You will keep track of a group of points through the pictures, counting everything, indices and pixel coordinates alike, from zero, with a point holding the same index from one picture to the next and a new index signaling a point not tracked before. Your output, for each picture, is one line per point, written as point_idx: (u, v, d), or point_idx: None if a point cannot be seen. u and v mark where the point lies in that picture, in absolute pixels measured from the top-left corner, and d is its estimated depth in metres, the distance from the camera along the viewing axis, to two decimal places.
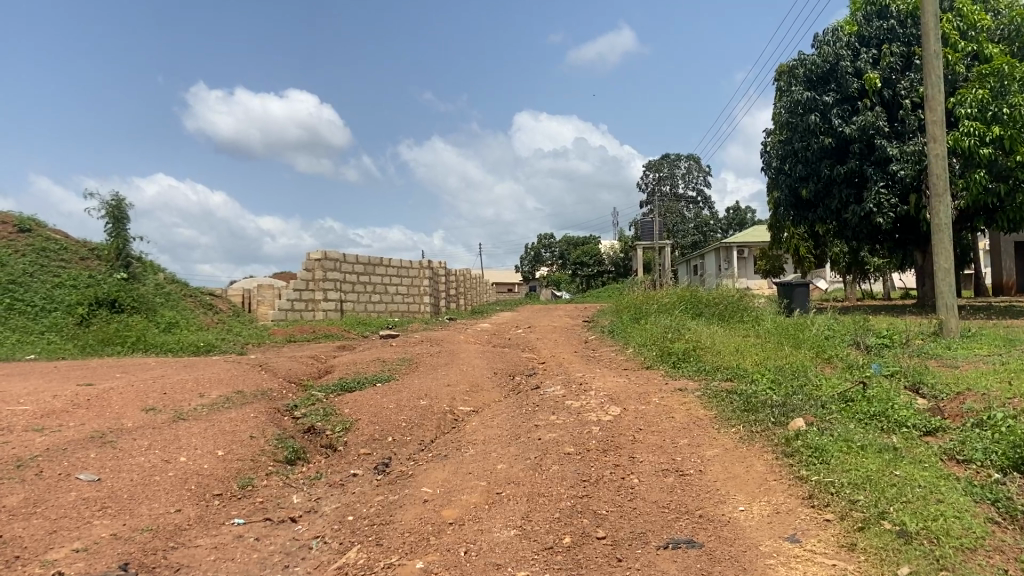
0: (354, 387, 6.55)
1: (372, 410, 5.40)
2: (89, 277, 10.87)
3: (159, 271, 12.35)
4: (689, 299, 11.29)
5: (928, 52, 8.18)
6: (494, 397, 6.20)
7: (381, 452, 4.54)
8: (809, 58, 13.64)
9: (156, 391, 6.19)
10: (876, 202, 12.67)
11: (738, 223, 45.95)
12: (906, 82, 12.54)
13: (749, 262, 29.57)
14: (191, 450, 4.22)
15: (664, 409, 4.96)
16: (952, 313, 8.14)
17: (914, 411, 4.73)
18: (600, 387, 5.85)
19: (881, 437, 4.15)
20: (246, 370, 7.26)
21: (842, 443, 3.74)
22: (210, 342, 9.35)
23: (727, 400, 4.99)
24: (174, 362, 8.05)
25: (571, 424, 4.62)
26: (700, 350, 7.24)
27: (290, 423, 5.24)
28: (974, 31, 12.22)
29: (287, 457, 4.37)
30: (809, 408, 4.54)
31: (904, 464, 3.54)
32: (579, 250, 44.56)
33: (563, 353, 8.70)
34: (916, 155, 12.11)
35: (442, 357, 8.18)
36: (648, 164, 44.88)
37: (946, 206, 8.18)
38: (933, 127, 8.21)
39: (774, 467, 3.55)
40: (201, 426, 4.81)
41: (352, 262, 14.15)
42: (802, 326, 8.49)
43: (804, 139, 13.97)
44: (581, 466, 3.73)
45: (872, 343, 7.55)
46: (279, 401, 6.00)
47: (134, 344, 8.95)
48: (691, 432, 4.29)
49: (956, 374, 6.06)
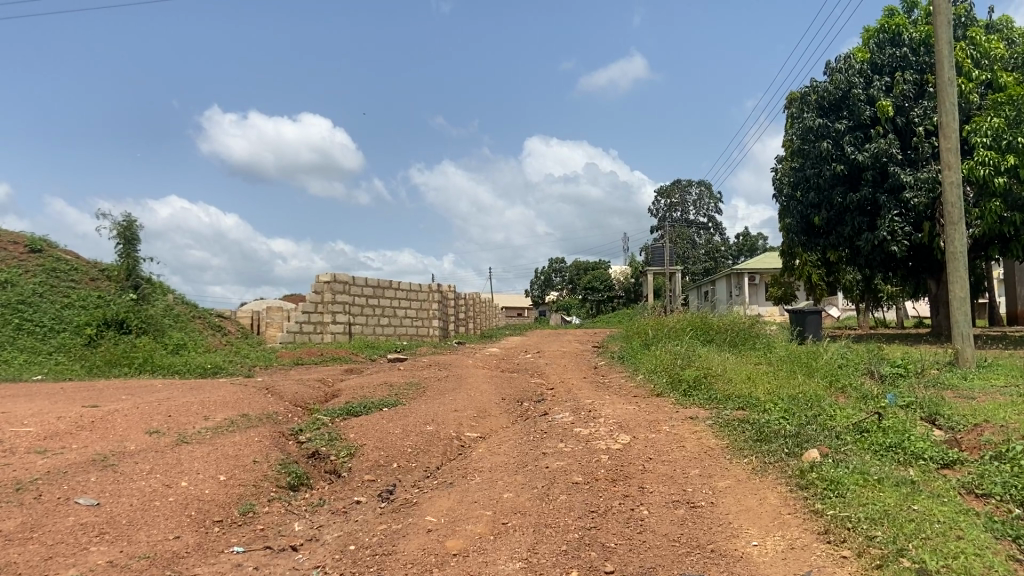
0: (360, 412, 6.47)
1: (377, 435, 5.33)
2: (98, 298, 10.88)
3: (169, 292, 12.36)
4: (700, 325, 11.19)
5: (942, 80, 8.14)
6: (502, 423, 6.12)
7: (386, 479, 4.46)
8: (821, 85, 13.64)
9: (161, 413, 6.14)
10: (889, 230, 12.59)
11: (749, 250, 45.82)
12: (920, 110, 12.51)
13: (760, 288, 29.39)
14: (193, 475, 4.15)
15: (674, 438, 4.87)
16: (967, 343, 8.02)
17: (930, 443, 4.62)
18: (609, 414, 5.75)
19: (898, 470, 4.04)
20: (252, 393, 7.20)
21: (858, 476, 3.63)
22: (217, 365, 9.31)
23: (738, 430, 4.90)
24: (180, 384, 8.01)
25: (580, 452, 4.53)
26: (711, 378, 7.14)
27: (294, 448, 5.17)
28: (988, 59, 12.21)
29: (290, 483, 4.30)
30: (823, 438, 4.43)
31: (922, 498, 3.44)
32: (588, 275, 44.48)
33: (572, 378, 8.61)
34: (930, 182, 12.04)
35: (450, 382, 8.10)
36: (659, 190, 44.93)
37: (962, 234, 8.09)
38: (948, 155, 8.15)
39: (788, 500, 3.45)
40: (203, 450, 4.75)
41: (361, 284, 14.13)
42: (814, 354, 8.38)
43: (816, 166, 13.94)
44: (589, 496, 3.65)
45: (887, 373, 7.43)
46: (284, 425, 5.95)
47: (141, 366, 8.93)
48: (702, 462, 4.20)
49: (973, 405, 5.93)
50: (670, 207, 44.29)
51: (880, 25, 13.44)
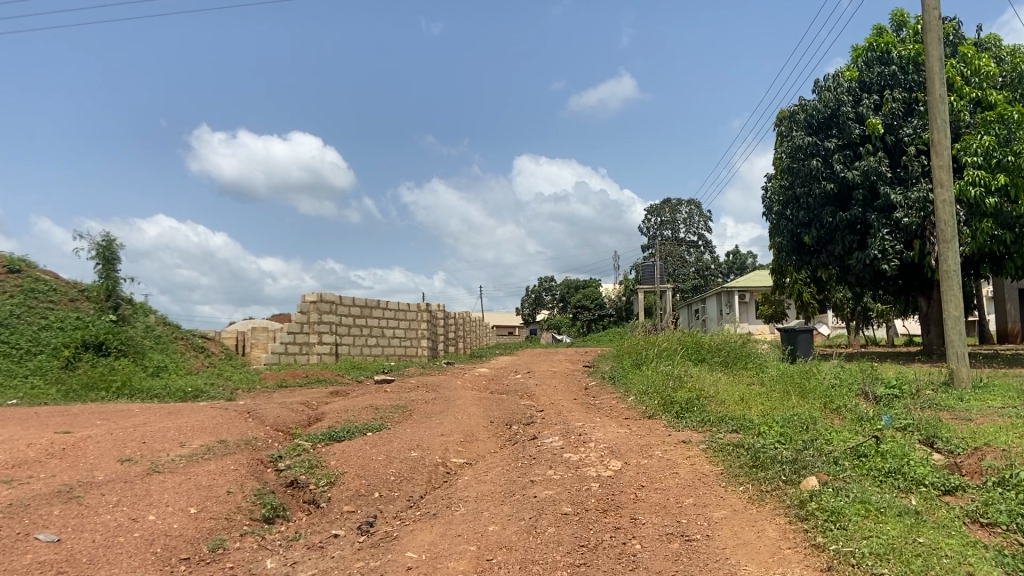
0: (343, 437, 6.27)
1: (359, 462, 5.13)
2: (77, 319, 10.64)
3: (150, 313, 12.12)
4: (691, 345, 11.05)
5: (933, 96, 8.08)
6: (489, 448, 5.92)
7: (366, 510, 4.26)
8: (810, 103, 13.62)
9: (136, 440, 5.92)
10: (881, 248, 12.52)
11: (739, 268, 45.87)
12: (909, 129, 12.47)
13: (751, 307, 29.32)
14: (162, 508, 3.95)
15: (667, 464, 4.70)
16: (963, 363, 7.89)
17: (931, 469, 4.46)
18: (601, 439, 5.57)
19: (899, 498, 3.88)
20: (232, 418, 6.98)
21: (859, 506, 3.46)
22: (199, 388, 9.09)
23: (733, 455, 4.73)
24: (158, 408, 7.77)
25: (570, 480, 4.34)
26: (704, 399, 6.97)
27: (272, 476, 4.96)
28: (978, 77, 12.22)
29: (265, 515, 4.10)
30: (821, 464, 4.27)
31: (928, 529, 3.27)
32: (578, 294, 44.34)
33: (563, 400, 8.42)
34: (920, 202, 11.97)
35: (437, 404, 7.88)
36: (649, 208, 45.00)
37: (955, 251, 7.98)
38: (940, 172, 8.07)
39: (788, 533, 3.27)
40: (176, 479, 4.55)
41: (348, 304, 13.93)
42: (808, 373, 8.23)
43: (805, 184, 13.89)
44: (579, 529, 3.46)
45: (881, 394, 7.28)
46: (264, 452, 5.73)
47: (119, 390, 8.69)
48: (696, 491, 4.02)
49: (972, 428, 5.78)
50: (660, 225, 44.34)
51: (868, 44, 13.44)
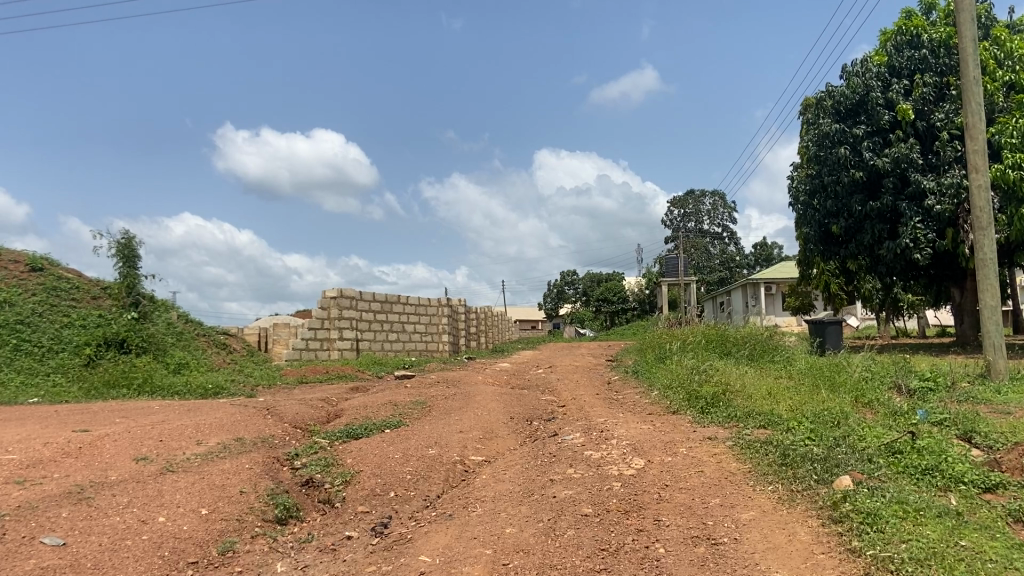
0: (361, 434, 6.17)
1: (375, 460, 5.03)
2: (98, 317, 10.66)
3: (171, 309, 12.13)
4: (716, 338, 10.83)
5: (967, 79, 7.79)
6: (509, 445, 5.79)
7: (381, 511, 4.14)
8: (837, 90, 13.32)
9: (152, 439, 5.86)
10: (912, 237, 12.19)
11: (764, 260, 45.34)
12: (941, 113, 12.11)
13: (777, 299, 28.93)
14: (172, 509, 3.87)
15: (692, 462, 4.53)
16: (1000, 354, 7.61)
17: (970, 466, 4.25)
18: (623, 435, 5.40)
19: (938, 498, 3.68)
20: (251, 415, 6.91)
21: (896, 506, 3.28)
22: (219, 384, 9.05)
23: (761, 453, 4.55)
24: (177, 406, 7.73)
25: (591, 479, 4.19)
26: (730, 394, 6.78)
27: (287, 475, 4.86)
28: (1011, 60, 11.84)
29: (278, 516, 3.99)
30: (855, 462, 4.07)
31: (971, 532, 3.07)
32: (602, 287, 44.08)
33: (585, 395, 8.27)
34: (953, 189, 11.64)
35: (457, 400, 7.75)
36: (672, 201, 44.55)
37: (991, 239, 7.69)
38: (974, 157, 7.78)
39: (821, 537, 3.09)
40: (189, 479, 4.47)
41: (368, 300, 13.87)
42: (837, 366, 8.00)
43: (833, 173, 13.59)
44: (599, 531, 3.32)
45: (915, 388, 7.05)
46: (280, 450, 5.65)
47: (140, 387, 8.68)
48: (722, 490, 3.86)
49: (1010, 422, 5.54)
50: (684, 217, 43.91)
51: (897, 28, 13.10)
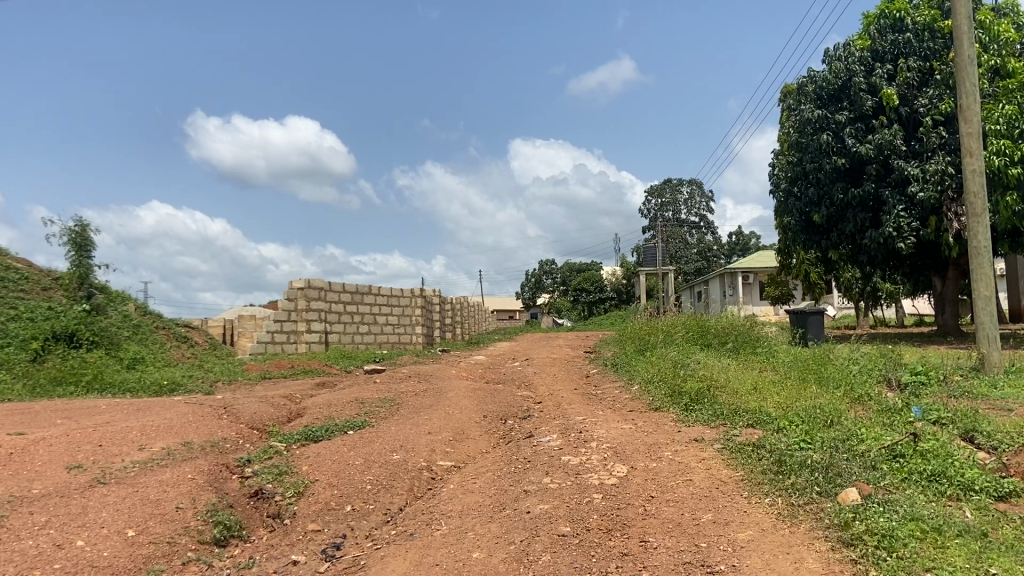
0: (322, 436, 5.73)
1: (333, 467, 4.58)
2: (47, 309, 10.07)
3: (127, 301, 11.55)
4: (698, 329, 10.47)
5: (961, 58, 7.45)
6: (481, 448, 5.38)
7: (334, 529, 3.71)
8: (819, 74, 13.01)
9: (92, 443, 5.37)
10: (896, 226, 11.93)
11: (741, 249, 45.29)
12: (925, 99, 11.84)
13: (754, 288, 28.78)
14: (95, 530, 3.42)
15: (679, 468, 4.15)
16: (994, 346, 7.31)
17: (980, 470, 3.90)
18: (604, 437, 5.00)
19: (952, 510, 3.32)
20: (205, 416, 6.41)
21: (912, 525, 2.90)
22: (175, 381, 8.53)
23: (753, 458, 4.17)
24: (127, 405, 7.20)
25: (569, 491, 3.78)
26: (715, 389, 6.42)
27: (234, 485, 4.41)
28: (997, 44, 11.59)
29: (216, 537, 3.54)
30: (859, 470, 3.69)
31: (1001, 553, 2.71)
32: (579, 277, 43.80)
33: (562, 390, 7.87)
34: (937, 176, 11.36)
35: (428, 397, 7.33)
36: (649, 189, 44.25)
37: (985, 227, 7.38)
38: (969, 140, 7.47)
39: (833, 565, 2.70)
40: (122, 492, 4.01)
41: (338, 290, 13.36)
42: (825, 358, 7.67)
43: (815, 160, 13.30)
44: (578, 557, 2.92)
45: (906, 382, 6.75)
46: (232, 455, 5.19)
47: (88, 384, 8.16)
48: (714, 503, 3.46)
49: (1013, 420, 5.21)
50: (661, 206, 43.68)
51: (880, 12, 12.80)
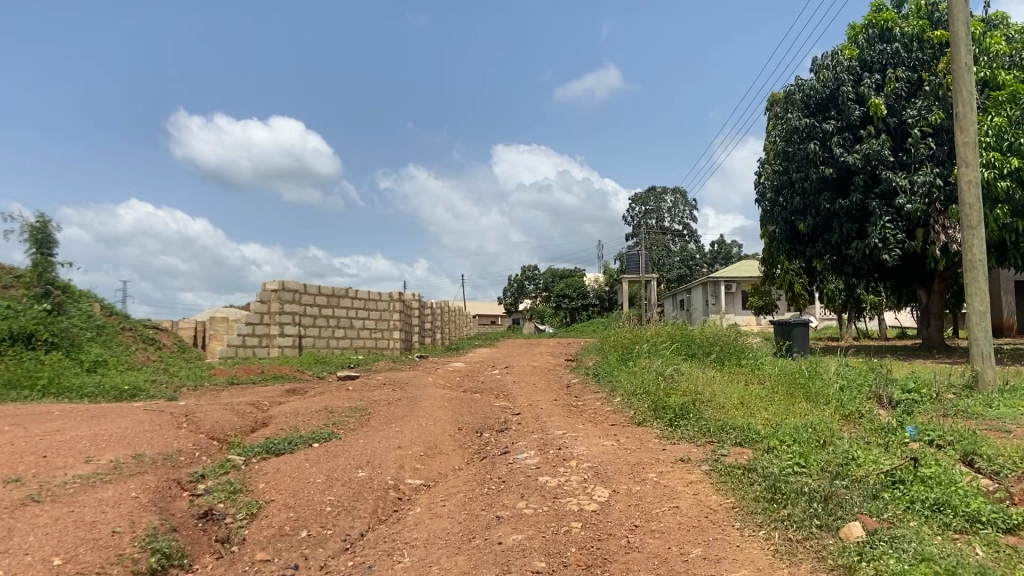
0: (285, 449, 5.39)
1: (292, 485, 4.25)
2: (5, 306, 9.63)
3: (91, 300, 11.11)
4: (682, 339, 10.19)
5: (958, 66, 7.20)
6: (453, 464, 5.06)
7: (285, 559, 3.38)
8: (807, 83, 12.79)
9: (34, 453, 4.99)
10: (881, 237, 11.73)
11: (723, 259, 45.27)
12: (914, 110, 11.65)
13: (737, 297, 28.64)
14: (17, 558, 3.07)
15: (664, 493, 3.85)
16: (988, 363, 7.07)
17: (985, 499, 3.64)
18: (585, 456, 4.70)
19: (961, 546, 3.05)
20: (162, 424, 6.03)
21: (924, 568, 2.62)
22: (137, 385, 8.12)
23: (743, 483, 3.87)
24: (81, 411, 6.79)
25: (545, 518, 3.46)
26: (699, 404, 6.12)
27: (183, 504, 4.06)
28: (987, 56, 11.45)
29: (153, 566, 3.20)
30: (860, 501, 3.41)
31: None
32: (562, 283, 43.55)
33: (541, 401, 7.57)
34: (925, 187, 11.18)
35: (401, 406, 6.99)
36: (634, 197, 44.13)
37: (981, 239, 7.18)
38: (965, 150, 7.25)
39: None
40: (55, 512, 3.66)
41: (314, 293, 12.98)
42: (813, 371, 7.40)
43: (801, 169, 13.09)
44: None
45: (899, 399, 6.50)
46: (185, 470, 4.83)
47: (44, 389, 7.73)
48: (704, 535, 3.16)
49: (1012, 442, 4.97)
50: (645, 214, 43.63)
51: (868, 21, 12.62)
